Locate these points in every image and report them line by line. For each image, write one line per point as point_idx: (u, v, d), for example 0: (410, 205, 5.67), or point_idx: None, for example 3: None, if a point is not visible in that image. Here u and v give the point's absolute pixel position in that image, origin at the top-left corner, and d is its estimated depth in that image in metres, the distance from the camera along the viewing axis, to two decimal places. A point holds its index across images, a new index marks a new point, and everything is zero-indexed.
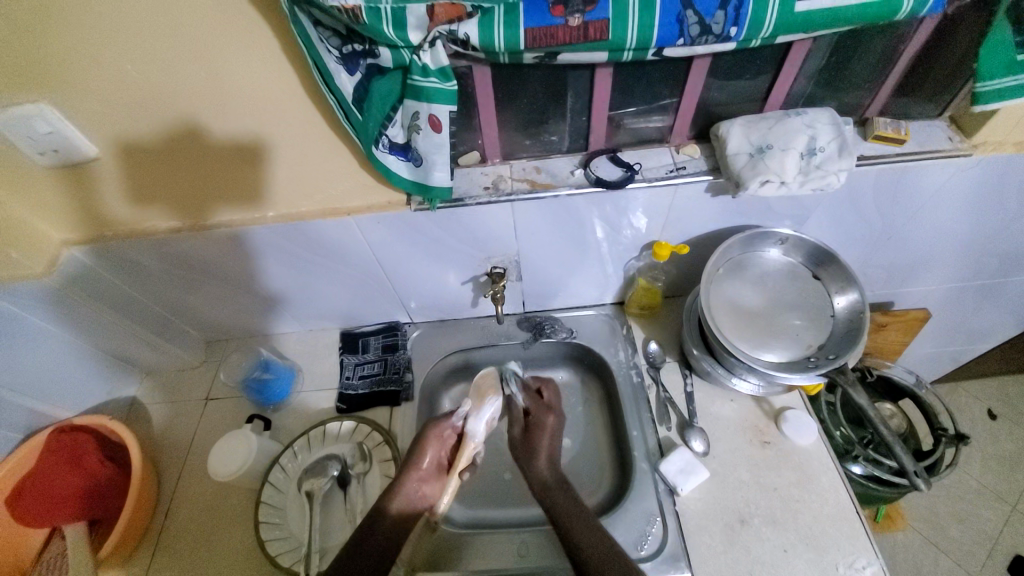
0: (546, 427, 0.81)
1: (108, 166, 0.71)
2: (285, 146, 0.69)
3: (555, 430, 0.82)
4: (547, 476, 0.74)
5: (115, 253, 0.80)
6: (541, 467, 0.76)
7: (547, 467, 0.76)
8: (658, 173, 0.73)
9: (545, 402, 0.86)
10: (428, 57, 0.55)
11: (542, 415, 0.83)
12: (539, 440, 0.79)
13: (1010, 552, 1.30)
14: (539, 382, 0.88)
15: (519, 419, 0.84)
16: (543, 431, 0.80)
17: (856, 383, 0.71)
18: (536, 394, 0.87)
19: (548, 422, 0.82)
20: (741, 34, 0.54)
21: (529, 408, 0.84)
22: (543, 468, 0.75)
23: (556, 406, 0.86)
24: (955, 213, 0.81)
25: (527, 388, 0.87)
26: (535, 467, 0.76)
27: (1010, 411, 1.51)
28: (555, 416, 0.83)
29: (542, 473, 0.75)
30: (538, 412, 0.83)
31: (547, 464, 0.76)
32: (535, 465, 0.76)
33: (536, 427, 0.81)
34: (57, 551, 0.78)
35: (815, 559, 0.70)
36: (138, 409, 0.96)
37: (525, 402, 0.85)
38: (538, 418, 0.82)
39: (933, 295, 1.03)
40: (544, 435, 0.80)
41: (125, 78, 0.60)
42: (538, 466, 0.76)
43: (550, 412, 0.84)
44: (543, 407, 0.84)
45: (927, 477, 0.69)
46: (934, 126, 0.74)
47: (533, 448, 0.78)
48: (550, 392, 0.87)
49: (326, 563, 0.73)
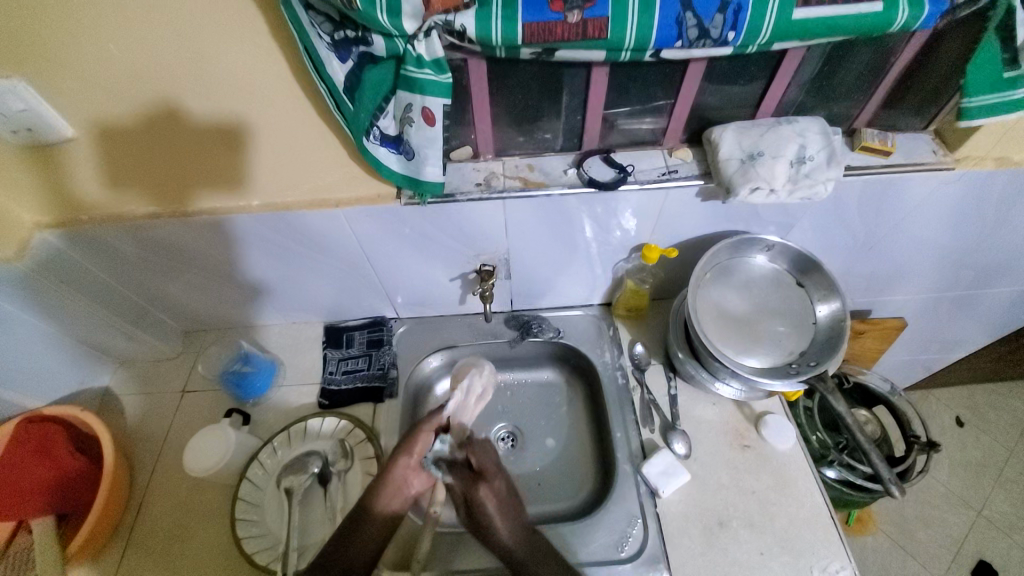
0: (486, 498, 0.70)
1: (84, 148, 0.68)
2: (272, 134, 0.68)
3: (499, 496, 0.71)
4: (513, 546, 0.67)
5: (90, 238, 0.77)
6: (503, 534, 0.68)
7: (507, 531, 0.68)
8: (650, 176, 0.73)
9: (476, 468, 0.73)
10: (423, 48, 0.54)
11: (473, 488, 0.71)
12: (484, 516, 0.69)
13: (975, 557, 1.35)
14: (465, 450, 0.75)
15: (461, 500, 0.72)
16: (484, 504, 0.70)
17: (835, 391, 0.73)
18: (467, 467, 0.74)
19: (483, 495, 0.70)
20: (739, 39, 0.54)
21: (461, 486, 0.72)
22: (505, 537, 0.68)
23: (490, 468, 0.73)
24: (935, 225, 0.83)
25: (454, 462, 0.74)
26: (495, 538, 0.68)
27: (978, 419, 1.56)
28: (487, 484, 0.71)
29: (505, 542, 0.67)
30: (469, 488, 0.71)
31: (509, 533, 0.68)
32: (495, 535, 0.68)
33: (475, 502, 0.70)
34: (25, 544, 0.74)
35: (790, 563, 0.71)
36: (113, 399, 0.93)
37: (456, 482, 0.72)
38: (471, 494, 0.71)
39: (912, 304, 1.06)
40: (487, 512, 0.69)
41: (104, 54, 0.58)
42: (498, 534, 0.68)
43: (482, 479, 0.72)
44: (474, 478, 0.72)
45: (901, 484, 0.70)
46: (919, 139, 0.75)
47: (483, 524, 0.69)
48: (479, 456, 0.74)
49: (305, 561, 0.72)
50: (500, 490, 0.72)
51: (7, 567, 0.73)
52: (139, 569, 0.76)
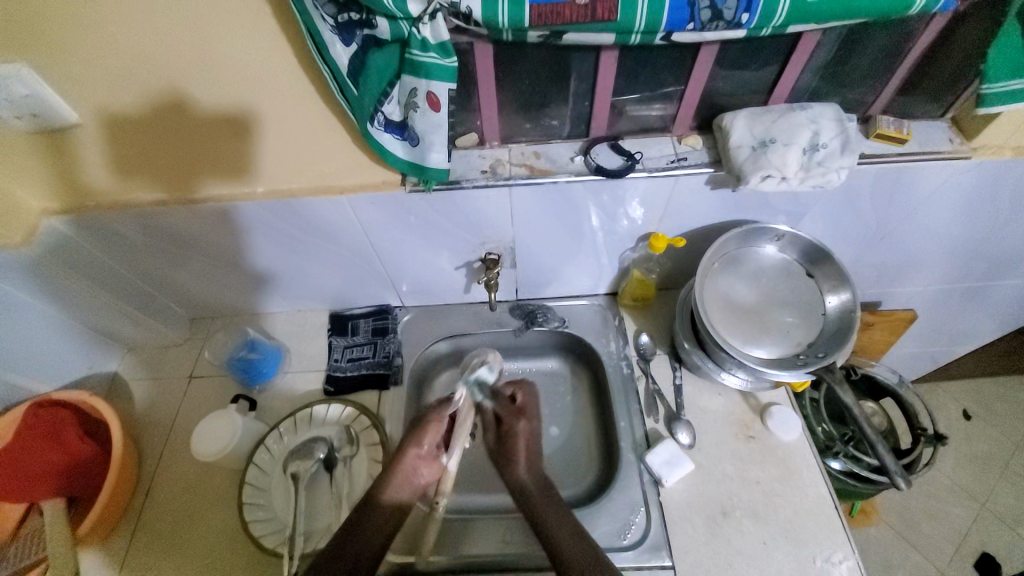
0: (521, 434, 0.77)
1: (89, 134, 0.68)
2: (275, 121, 0.67)
3: (530, 436, 0.77)
4: (528, 484, 0.72)
5: (97, 224, 0.77)
6: (522, 473, 0.73)
7: (526, 472, 0.73)
8: (659, 164, 0.72)
9: (517, 405, 0.80)
10: (428, 31, 0.53)
11: (513, 421, 0.78)
12: (514, 448, 0.76)
13: (977, 548, 1.35)
14: (511, 387, 0.82)
15: (493, 423, 0.80)
16: (517, 439, 0.76)
17: (843, 382, 0.72)
18: (510, 400, 0.81)
19: (519, 429, 0.77)
20: (752, 22, 0.53)
21: (500, 412, 0.80)
22: (522, 474, 0.73)
23: (530, 409, 0.80)
24: (949, 215, 0.81)
25: (497, 391, 0.82)
26: (513, 471, 0.74)
27: (985, 412, 1.55)
28: (526, 421, 0.78)
29: (521, 478, 0.73)
30: (508, 417, 0.79)
31: (528, 471, 0.73)
32: (516, 471, 0.73)
33: (509, 434, 0.77)
34: (35, 527, 0.76)
35: (793, 553, 0.71)
36: (121, 384, 0.94)
37: (495, 407, 0.80)
38: (509, 425, 0.78)
39: (922, 296, 1.04)
40: (518, 443, 0.76)
41: (104, 37, 0.57)
42: (518, 471, 0.73)
43: (522, 417, 0.78)
44: (515, 412, 0.79)
45: (907, 476, 0.70)
46: (935, 127, 0.73)
47: (509, 454, 0.75)
48: (524, 393, 0.81)
49: (311, 545, 0.73)
50: (533, 432, 0.78)
51: (20, 546, 0.75)
52: (148, 551, 0.77)
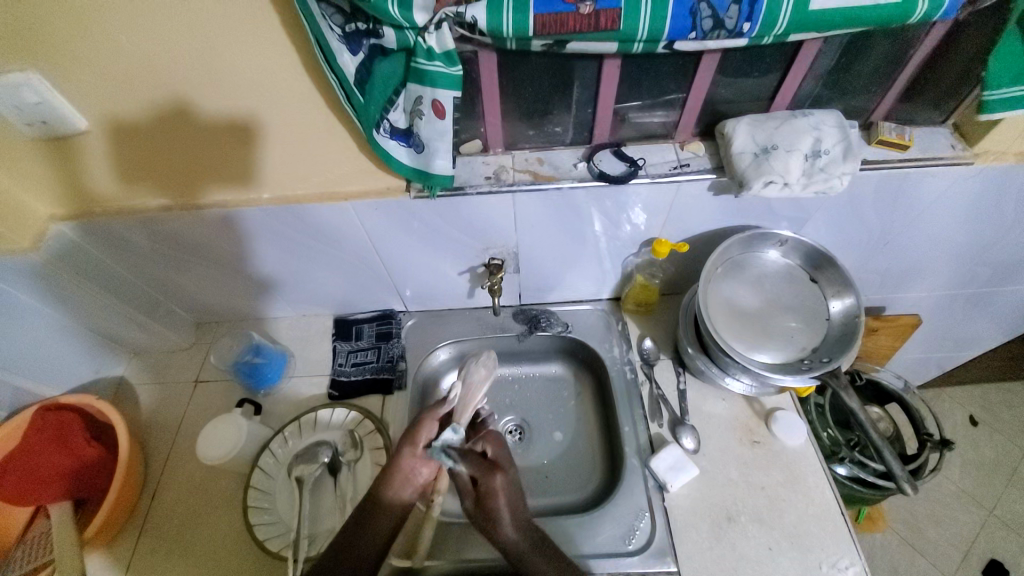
0: (498, 489, 0.67)
1: (98, 141, 0.69)
2: (282, 129, 0.68)
3: (509, 489, 0.68)
4: (518, 542, 0.65)
5: (105, 229, 0.78)
6: (509, 531, 0.66)
7: (514, 530, 0.66)
8: (661, 170, 0.72)
9: (490, 459, 0.70)
10: (434, 41, 0.54)
11: (488, 479, 0.67)
12: (495, 509, 0.66)
13: (986, 555, 1.33)
14: (481, 439, 0.73)
15: (469, 486, 0.69)
16: (496, 496, 0.67)
17: (848, 387, 0.71)
18: (483, 455, 0.71)
19: (497, 485, 0.67)
20: (754, 30, 0.53)
21: (474, 473, 0.68)
22: (511, 532, 0.66)
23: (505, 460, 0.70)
24: (952, 221, 0.81)
25: (466, 450, 0.70)
26: (500, 535, 0.65)
27: (991, 419, 1.54)
28: (503, 475, 0.68)
29: (510, 537, 0.65)
30: (482, 476, 0.68)
31: (514, 528, 0.66)
32: (502, 533, 0.65)
33: (488, 495, 0.67)
34: (41, 530, 0.77)
35: (799, 559, 0.71)
36: (127, 388, 0.95)
37: (468, 469, 0.68)
38: (486, 485, 0.67)
39: (926, 301, 1.04)
40: (498, 503, 0.66)
41: (117, 46, 0.58)
42: (504, 529, 0.66)
43: (499, 470, 0.68)
44: (488, 467, 0.68)
45: (914, 482, 0.69)
46: (937, 133, 0.74)
47: (492, 517, 0.66)
48: (496, 448, 0.71)
49: (315, 549, 0.73)
50: (512, 484, 0.69)
51: (25, 550, 0.75)
52: (151, 555, 0.77)
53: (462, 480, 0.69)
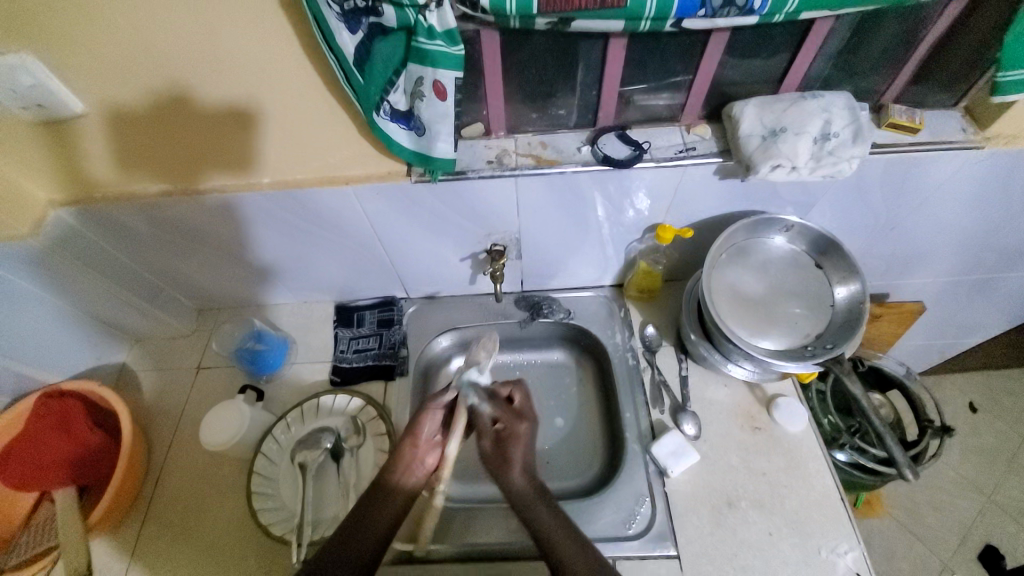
0: (522, 435, 0.68)
1: (92, 125, 0.67)
2: (280, 111, 0.67)
3: (529, 442, 0.69)
4: (524, 490, 0.64)
5: (103, 214, 0.77)
6: (519, 478, 0.65)
7: (523, 477, 0.65)
8: (667, 154, 0.71)
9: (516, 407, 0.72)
10: (435, 19, 0.52)
11: (514, 423, 0.69)
12: (513, 452, 0.67)
13: (980, 539, 1.35)
14: (508, 388, 0.75)
15: (490, 428, 0.70)
16: (517, 442, 0.68)
17: (850, 373, 0.73)
18: (508, 402, 0.73)
19: (522, 431, 0.68)
20: (765, 8, 0.52)
21: (499, 416, 0.70)
22: (519, 481, 0.65)
23: (529, 412, 0.72)
24: (959, 207, 0.80)
25: (494, 395, 0.73)
26: (510, 480, 0.65)
27: (990, 405, 1.55)
28: (528, 424, 0.70)
29: (517, 484, 0.64)
30: (508, 420, 0.69)
31: (524, 478, 0.65)
32: (511, 477, 0.65)
33: (509, 438, 0.68)
34: (47, 516, 0.78)
35: (798, 543, 0.72)
36: (130, 375, 0.95)
37: (494, 411, 0.70)
38: (510, 430, 0.68)
39: (930, 288, 1.03)
40: (517, 447, 0.67)
41: (109, 25, 0.56)
42: (514, 478, 0.65)
43: (523, 419, 0.70)
44: (515, 414, 0.70)
45: (914, 468, 0.70)
46: (948, 116, 0.72)
47: (506, 460, 0.66)
48: (521, 397, 0.74)
49: (319, 533, 0.74)
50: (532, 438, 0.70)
51: (32, 534, 0.76)
52: (157, 540, 0.78)
53: (483, 420, 0.70)
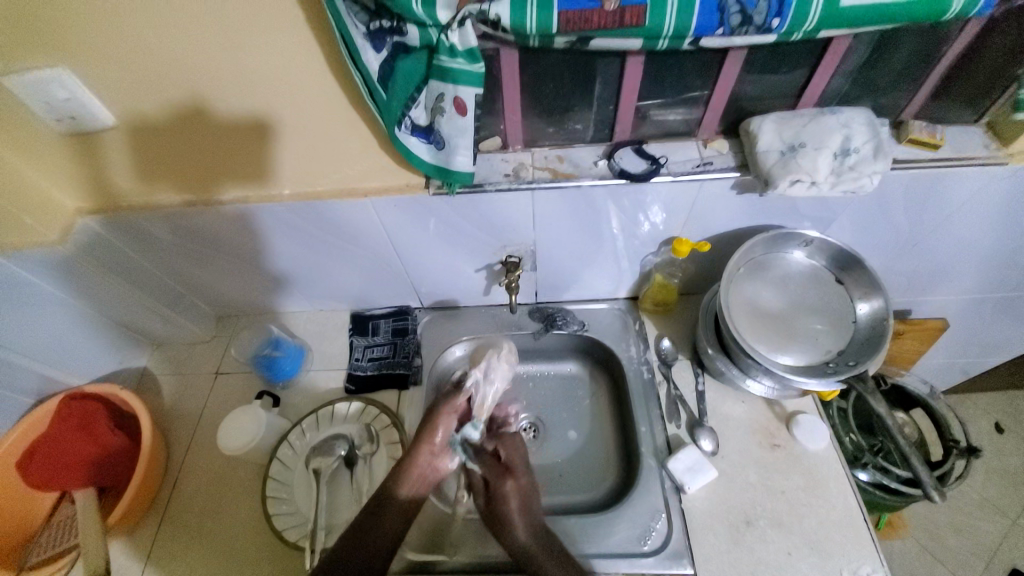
0: (510, 491, 0.72)
1: (123, 137, 0.70)
2: (302, 125, 0.68)
3: (522, 494, 0.73)
4: (529, 545, 0.67)
5: (129, 223, 0.79)
6: (520, 534, 0.68)
7: (524, 532, 0.68)
8: (684, 168, 0.71)
9: (503, 463, 0.77)
10: (456, 38, 0.53)
11: (500, 482, 0.74)
12: (506, 510, 0.70)
13: (1008, 565, 1.30)
14: (495, 442, 0.80)
15: (482, 487, 0.75)
16: (507, 499, 0.71)
17: (875, 391, 0.70)
18: (494, 457, 0.78)
19: (509, 489, 0.72)
20: (784, 26, 0.52)
21: (486, 474, 0.75)
22: (522, 535, 0.68)
23: (517, 465, 0.77)
24: (985, 222, 0.78)
25: (481, 452, 0.78)
26: (511, 535, 0.68)
27: (1018, 426, 1.49)
28: (515, 479, 0.74)
29: (521, 540, 0.67)
30: (495, 479, 0.74)
31: (524, 532, 0.68)
32: (512, 535, 0.68)
33: (499, 494, 0.72)
34: (67, 514, 0.80)
35: (819, 565, 0.70)
36: (149, 380, 0.97)
37: (483, 468, 0.76)
38: (497, 488, 0.73)
39: (954, 305, 1.01)
40: (508, 505, 0.71)
41: (144, 44, 0.59)
42: (516, 533, 0.68)
43: (510, 475, 0.74)
44: (501, 470, 0.75)
45: (942, 490, 0.67)
46: (970, 133, 0.71)
47: (502, 518, 0.70)
48: (508, 450, 0.79)
49: (332, 541, 0.74)
50: (523, 489, 0.73)
51: (51, 533, 0.78)
52: (173, 542, 0.79)
53: (474, 476, 0.76)
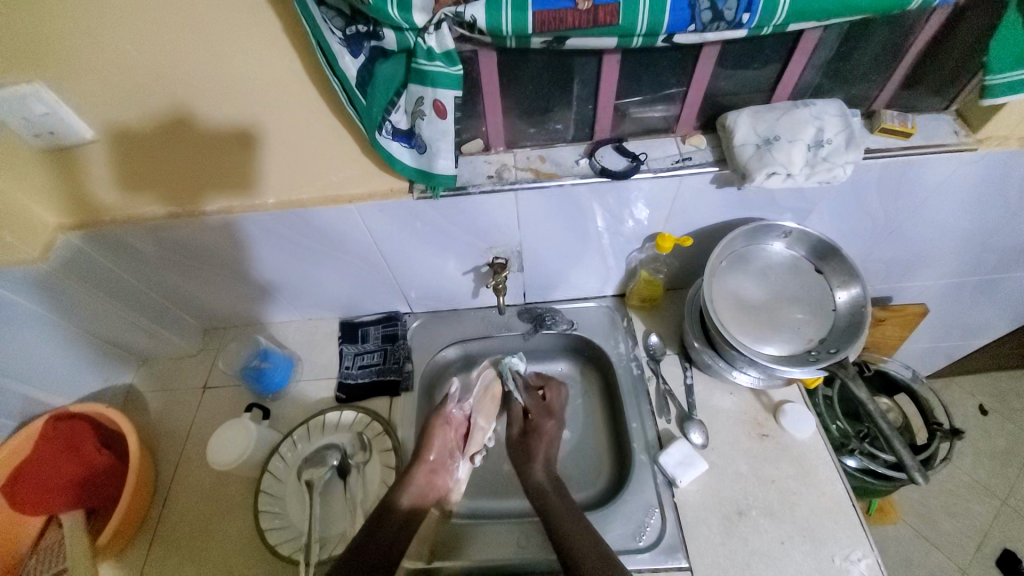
0: (545, 434, 0.82)
1: (102, 150, 0.69)
2: (282, 132, 0.68)
3: (550, 440, 0.81)
4: (543, 484, 0.75)
5: (111, 238, 0.78)
6: (538, 473, 0.76)
7: (542, 472, 0.76)
8: (664, 164, 0.72)
9: (547, 404, 0.86)
10: (433, 40, 0.54)
11: (542, 419, 0.84)
12: (535, 446, 0.80)
13: (999, 545, 1.32)
14: (542, 385, 0.89)
15: (521, 419, 0.85)
16: (540, 440, 0.81)
17: (856, 378, 0.72)
18: (541, 396, 0.87)
19: (547, 428, 0.82)
20: (754, 21, 0.53)
21: (529, 408, 0.86)
22: (539, 475, 0.76)
23: (557, 409, 0.86)
24: (956, 209, 0.81)
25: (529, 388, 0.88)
26: (530, 473, 0.76)
27: (1001, 408, 1.53)
28: (554, 421, 0.84)
29: (538, 478, 0.75)
30: (537, 415, 0.84)
31: (542, 473, 0.76)
32: (532, 472, 0.76)
33: (535, 434, 0.82)
34: (55, 539, 0.78)
35: (811, 552, 0.71)
36: (135, 397, 0.96)
37: (528, 402, 0.86)
38: (536, 424, 0.83)
39: (932, 290, 1.03)
40: (540, 442, 0.80)
41: (120, 56, 0.58)
42: (535, 472, 0.76)
43: (550, 418, 0.84)
44: (544, 411, 0.85)
45: (925, 472, 0.69)
46: (940, 120, 0.73)
47: (530, 454, 0.79)
48: (553, 394, 0.87)
49: (327, 552, 0.74)
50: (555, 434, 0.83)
51: (40, 558, 0.76)
52: (165, 562, 0.78)
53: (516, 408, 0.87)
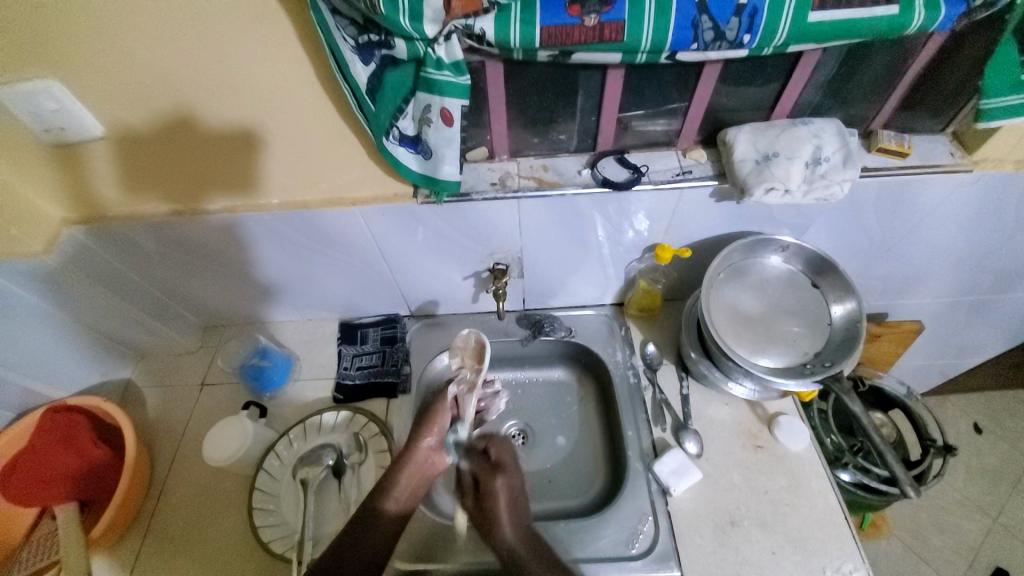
0: (497, 491, 0.73)
1: (110, 147, 0.70)
2: (288, 135, 0.69)
3: (510, 494, 0.73)
4: (514, 546, 0.69)
5: (116, 234, 0.79)
6: (506, 534, 0.70)
7: (511, 531, 0.70)
8: (664, 176, 0.74)
9: (493, 461, 0.77)
10: (444, 50, 0.56)
11: (489, 479, 0.74)
12: (494, 507, 0.72)
13: (989, 564, 1.32)
14: (484, 442, 0.79)
15: (471, 486, 0.76)
16: (494, 497, 0.73)
17: (850, 392, 0.72)
18: (483, 454, 0.78)
19: (495, 487, 0.73)
20: (754, 42, 0.55)
21: (474, 472, 0.76)
22: (508, 535, 0.70)
23: (506, 463, 0.76)
24: (951, 228, 0.82)
25: (470, 448, 0.78)
26: (499, 535, 0.70)
27: (995, 427, 1.53)
28: (502, 476, 0.74)
29: (507, 539, 0.69)
30: (484, 477, 0.75)
31: (513, 531, 0.70)
32: (499, 533, 0.70)
33: (488, 495, 0.73)
34: (47, 531, 0.77)
35: (802, 563, 0.71)
36: (133, 392, 0.96)
37: (471, 466, 0.76)
38: (486, 484, 0.74)
39: (928, 308, 1.04)
40: (496, 502, 0.72)
41: (132, 57, 0.60)
42: (501, 531, 0.70)
43: (500, 472, 0.75)
44: (490, 469, 0.75)
45: (917, 486, 0.69)
46: (936, 141, 0.75)
47: (489, 518, 0.72)
48: (498, 448, 0.78)
49: (318, 551, 0.74)
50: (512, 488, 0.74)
51: (31, 550, 0.76)
52: (157, 557, 0.78)
53: (465, 476, 0.77)
